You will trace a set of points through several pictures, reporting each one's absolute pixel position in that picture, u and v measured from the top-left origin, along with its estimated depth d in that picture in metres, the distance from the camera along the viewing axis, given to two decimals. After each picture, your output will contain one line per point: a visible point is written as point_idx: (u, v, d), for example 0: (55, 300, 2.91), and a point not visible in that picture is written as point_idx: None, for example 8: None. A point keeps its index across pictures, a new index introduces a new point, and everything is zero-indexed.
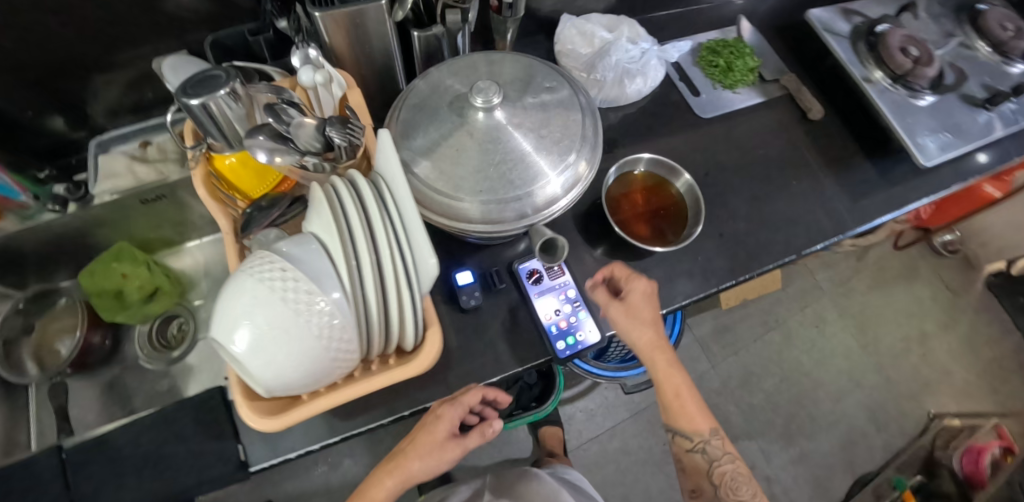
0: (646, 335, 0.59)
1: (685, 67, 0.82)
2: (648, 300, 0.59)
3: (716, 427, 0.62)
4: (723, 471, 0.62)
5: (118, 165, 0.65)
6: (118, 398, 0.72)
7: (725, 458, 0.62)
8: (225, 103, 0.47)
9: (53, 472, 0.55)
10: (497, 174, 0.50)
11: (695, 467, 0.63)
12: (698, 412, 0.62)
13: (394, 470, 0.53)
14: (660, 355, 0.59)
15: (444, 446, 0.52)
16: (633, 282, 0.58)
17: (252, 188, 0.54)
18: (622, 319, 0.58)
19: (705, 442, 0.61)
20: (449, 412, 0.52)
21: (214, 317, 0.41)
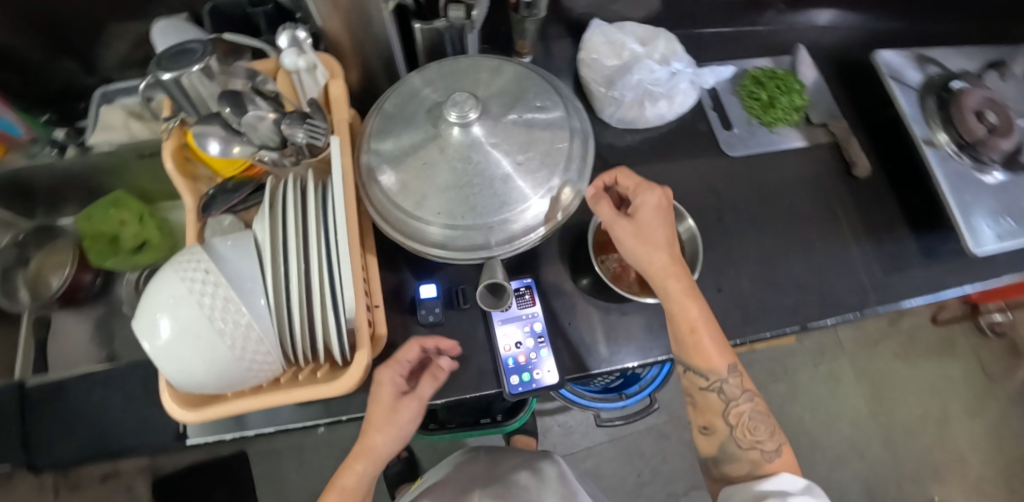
0: (658, 253, 0.49)
1: (722, 95, 0.74)
2: (661, 217, 0.50)
3: (735, 363, 0.50)
4: (740, 411, 0.51)
5: (117, 118, 0.65)
6: (96, 337, 0.75)
7: (745, 398, 0.51)
8: (198, 81, 0.46)
9: (10, 405, 0.58)
10: (461, 197, 0.46)
11: (708, 406, 0.52)
12: (716, 346, 0.50)
13: (359, 453, 0.49)
14: (676, 273, 0.48)
15: (397, 406, 0.48)
16: (646, 195, 0.50)
17: (223, 168, 0.53)
18: (630, 233, 0.49)
19: (722, 380, 0.50)
20: (387, 374, 0.48)
21: (138, 308, 0.40)
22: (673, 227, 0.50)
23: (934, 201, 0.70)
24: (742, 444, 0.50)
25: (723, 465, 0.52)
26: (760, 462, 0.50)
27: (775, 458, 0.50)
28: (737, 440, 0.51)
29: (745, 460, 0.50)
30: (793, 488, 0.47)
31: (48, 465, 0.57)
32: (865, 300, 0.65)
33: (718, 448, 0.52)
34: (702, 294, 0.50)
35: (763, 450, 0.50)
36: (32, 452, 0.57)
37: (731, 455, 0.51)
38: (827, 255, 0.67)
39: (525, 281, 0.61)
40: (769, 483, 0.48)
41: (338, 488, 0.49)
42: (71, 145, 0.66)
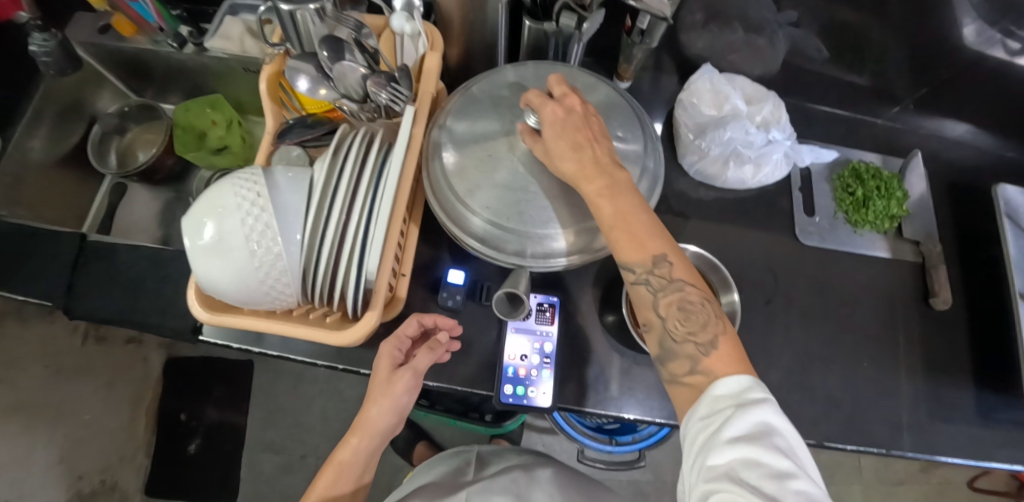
0: (564, 160, 0.42)
1: (815, 179, 0.70)
2: (565, 122, 0.43)
3: (667, 249, 0.41)
4: (670, 301, 0.41)
5: (235, 31, 0.69)
6: (161, 217, 0.81)
7: (674, 287, 0.41)
8: (310, 18, 0.48)
9: (71, 250, 0.64)
10: (511, 200, 0.46)
11: (640, 301, 0.43)
12: (644, 231, 0.41)
13: (357, 429, 0.51)
14: (592, 175, 0.41)
15: (391, 378, 0.49)
16: (543, 108, 0.44)
17: (308, 104, 0.55)
18: (545, 157, 0.43)
19: (647, 271, 0.41)
20: (383, 348, 0.50)
21: (192, 207, 0.43)
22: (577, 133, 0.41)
23: (1010, 361, 0.63)
24: (674, 339, 0.41)
25: (666, 366, 0.42)
26: (697, 357, 0.40)
27: (713, 352, 0.40)
28: (671, 333, 0.41)
29: (682, 356, 0.41)
30: (734, 398, 0.36)
31: (82, 316, 0.63)
32: (899, 438, 0.59)
33: (659, 347, 0.42)
34: (622, 176, 0.42)
35: (697, 343, 0.40)
36: (74, 297, 0.63)
37: (671, 351, 0.41)
38: (874, 380, 0.61)
39: (551, 298, 0.60)
40: (712, 394, 0.37)
41: (337, 461, 0.52)
42: (190, 44, 0.72)
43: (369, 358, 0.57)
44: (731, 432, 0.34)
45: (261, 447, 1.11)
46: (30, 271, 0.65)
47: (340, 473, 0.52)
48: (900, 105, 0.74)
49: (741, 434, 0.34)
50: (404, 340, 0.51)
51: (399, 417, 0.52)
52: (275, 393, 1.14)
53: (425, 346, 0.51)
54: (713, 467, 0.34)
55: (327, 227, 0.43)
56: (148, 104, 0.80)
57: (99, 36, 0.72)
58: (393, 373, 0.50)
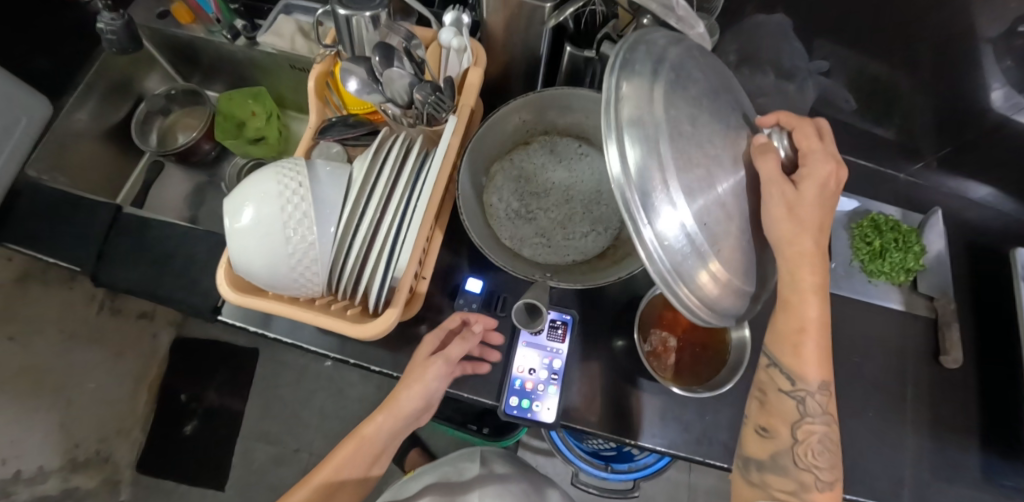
0: (806, 237, 0.40)
1: (834, 225, 0.70)
2: (823, 197, 0.40)
3: (827, 380, 0.44)
4: (811, 429, 0.45)
5: (287, 30, 0.72)
6: (192, 199, 0.84)
7: (823, 419, 0.45)
8: (365, 25, 0.51)
9: (105, 220, 0.67)
10: (690, 171, 0.37)
11: (778, 410, 0.46)
12: (819, 356, 0.44)
13: (384, 407, 0.53)
14: (816, 266, 0.41)
15: (424, 364, 0.51)
16: (819, 162, 0.40)
17: (351, 104, 0.58)
18: (790, 204, 0.39)
19: (808, 393, 0.45)
20: (427, 335, 0.53)
21: (235, 189, 0.45)
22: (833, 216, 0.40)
23: (1018, 428, 0.63)
24: (797, 462, 0.45)
25: (764, 473, 0.46)
26: (809, 485, 0.45)
27: (827, 489, 0.45)
28: (795, 455, 0.45)
29: (795, 478, 0.45)
30: None
31: (108, 285, 0.65)
32: (899, 494, 0.58)
33: (769, 455, 0.46)
34: (828, 289, 0.43)
35: (818, 476, 0.45)
36: (102, 265, 0.65)
37: (782, 468, 0.45)
38: (880, 432, 0.61)
39: (565, 316, 0.60)
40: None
41: (361, 434, 0.54)
42: (243, 37, 0.74)
43: (382, 355, 0.58)
44: None
45: (256, 435, 1.12)
46: (63, 237, 0.67)
47: (362, 444, 0.54)
48: (923, 162, 0.77)
49: None
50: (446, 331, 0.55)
51: (425, 404, 0.53)
52: (276, 383, 1.15)
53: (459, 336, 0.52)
54: None
55: (361, 223, 0.45)
56: (195, 90, 0.83)
57: (156, 20, 0.76)
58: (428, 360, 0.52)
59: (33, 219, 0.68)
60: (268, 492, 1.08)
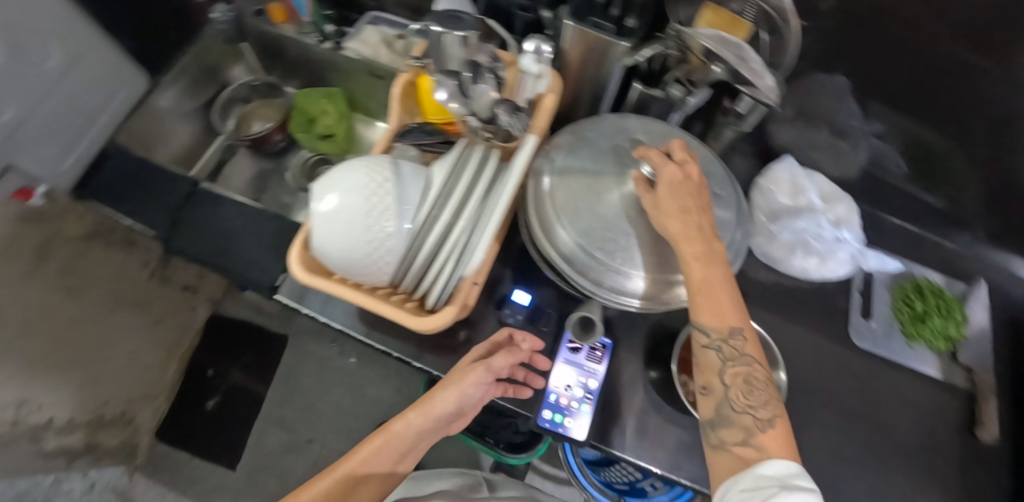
0: (675, 221, 0.48)
1: (876, 284, 0.71)
2: (679, 188, 0.49)
3: (743, 324, 0.48)
4: (737, 371, 0.48)
5: (373, 39, 0.77)
6: (257, 184, 0.89)
7: (743, 360, 0.47)
8: (454, 43, 0.56)
9: (183, 193, 0.71)
10: (604, 236, 0.52)
11: (706, 364, 0.49)
12: (730, 303, 0.48)
13: (417, 407, 0.53)
14: (694, 237, 0.48)
15: (467, 368, 0.53)
16: (662, 168, 0.51)
17: (429, 113, 0.62)
18: (655, 207, 0.50)
19: (722, 338, 0.47)
20: (476, 345, 0.56)
21: (323, 176, 0.48)
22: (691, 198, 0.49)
23: None
24: (733, 407, 0.46)
25: (717, 431, 0.47)
26: (753, 430, 0.45)
27: (770, 428, 0.45)
28: (730, 401, 0.47)
29: (737, 426, 0.46)
30: (785, 469, 0.42)
31: (177, 252, 0.69)
32: None
33: (714, 410, 0.48)
34: (720, 247, 0.49)
35: (756, 417, 0.46)
36: (175, 234, 0.69)
37: (725, 418, 0.47)
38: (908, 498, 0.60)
39: (604, 340, 0.62)
40: (758, 472, 0.42)
41: (390, 429, 0.53)
42: (330, 42, 0.79)
43: (424, 352, 0.61)
44: (763, 470, 0.42)
45: (273, 420, 1.14)
46: (143, 204, 0.72)
47: (389, 439, 0.53)
48: (970, 233, 0.77)
49: (774, 471, 0.42)
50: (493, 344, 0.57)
51: (457, 410, 0.54)
52: (299, 372, 1.17)
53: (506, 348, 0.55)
54: (747, 489, 0.41)
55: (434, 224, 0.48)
56: (273, 83, 0.89)
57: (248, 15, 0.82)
58: (468, 366, 0.53)
59: (116, 183, 0.74)
60: (277, 478, 1.10)
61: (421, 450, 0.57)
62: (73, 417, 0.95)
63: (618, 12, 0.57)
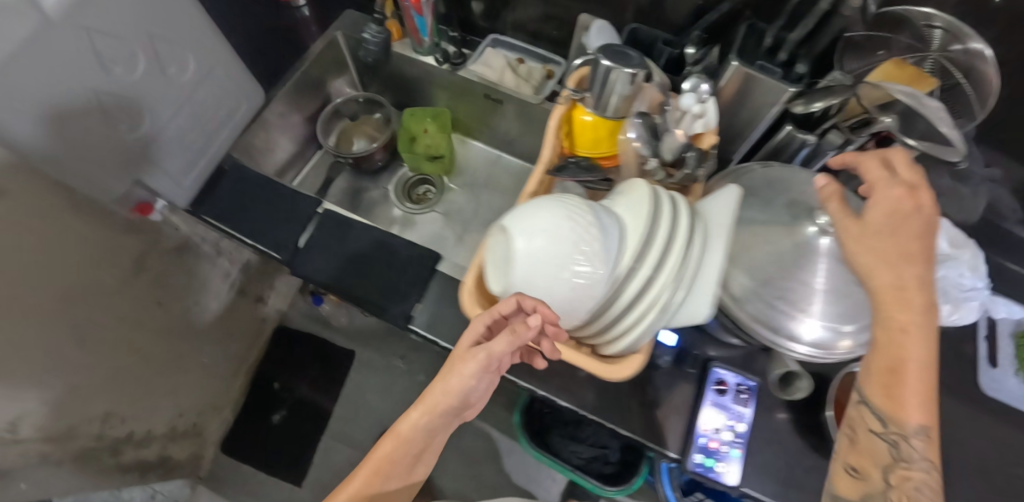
0: (884, 271, 0.41)
1: (1000, 331, 0.71)
2: (898, 221, 0.42)
3: (929, 425, 0.40)
4: (907, 475, 0.40)
5: (497, 62, 0.76)
6: (357, 202, 0.88)
7: (925, 467, 0.40)
8: (621, 80, 0.56)
9: (307, 215, 0.70)
10: (779, 285, 0.54)
11: (868, 448, 0.43)
12: (924, 394, 0.40)
13: (417, 403, 0.48)
14: (906, 302, 0.40)
15: (465, 355, 0.46)
16: (881, 190, 0.43)
17: (581, 146, 0.62)
18: (856, 241, 0.43)
19: (901, 433, 0.41)
20: (474, 320, 0.47)
21: (516, 212, 0.48)
22: (916, 242, 0.40)
23: None
24: None
25: None
26: None
27: None
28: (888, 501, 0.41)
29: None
30: None
31: (301, 274, 0.67)
32: None
33: (859, 497, 0.42)
34: (937, 326, 0.41)
35: None
36: (299, 255, 0.68)
37: None
38: None
39: (749, 381, 0.61)
40: None
41: (396, 434, 0.48)
42: (449, 63, 0.79)
43: None
44: None
45: (342, 436, 1.12)
46: (262, 222, 0.70)
47: (397, 446, 0.48)
48: None
49: None
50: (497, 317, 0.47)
51: (462, 401, 0.48)
52: (366, 387, 1.15)
53: (507, 328, 0.44)
54: None
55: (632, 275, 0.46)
56: (375, 98, 0.88)
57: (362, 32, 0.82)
58: (469, 352, 0.46)
59: (235, 200, 0.71)
60: None
61: (441, 440, 0.53)
62: (150, 429, 0.93)
63: (787, 56, 0.57)
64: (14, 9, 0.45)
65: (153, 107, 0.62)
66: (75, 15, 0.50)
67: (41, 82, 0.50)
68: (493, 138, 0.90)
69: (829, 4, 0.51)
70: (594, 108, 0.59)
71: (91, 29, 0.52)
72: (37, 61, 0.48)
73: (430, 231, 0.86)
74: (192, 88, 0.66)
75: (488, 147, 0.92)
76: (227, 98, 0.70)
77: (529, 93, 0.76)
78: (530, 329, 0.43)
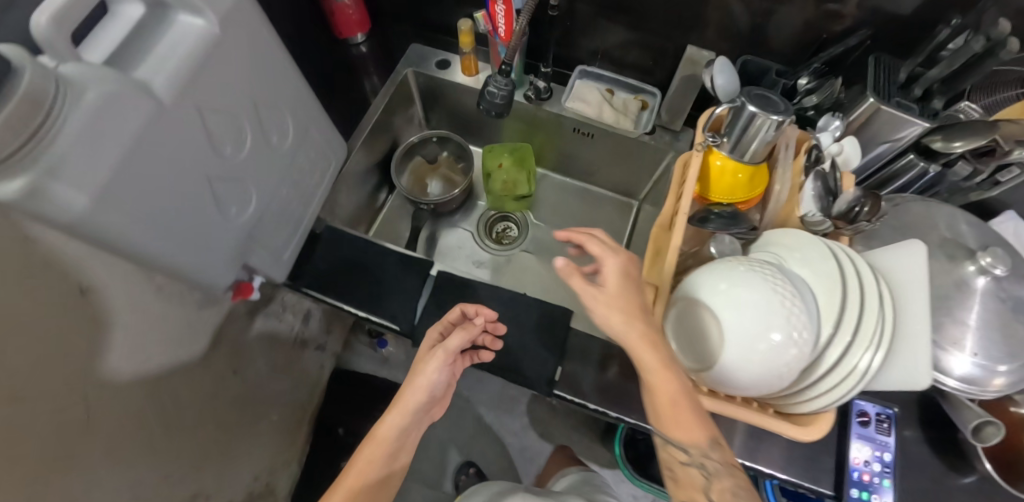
0: (631, 325, 0.46)
1: None
2: (630, 282, 0.48)
3: (715, 434, 0.44)
4: (722, 486, 0.43)
5: (591, 96, 0.75)
6: (436, 246, 0.84)
7: (727, 473, 0.43)
8: (767, 126, 0.54)
9: (419, 279, 0.66)
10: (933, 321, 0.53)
11: (687, 480, 0.45)
12: (698, 413, 0.44)
13: (392, 407, 0.54)
14: (651, 345, 0.45)
15: (427, 354, 0.55)
16: (608, 261, 0.49)
17: (716, 193, 0.60)
18: (605, 307, 0.47)
19: (701, 454, 0.44)
20: (429, 330, 0.58)
21: (704, 283, 0.50)
22: (640, 299, 0.47)
23: None
24: None
25: None
26: None
27: None
28: None
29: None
30: None
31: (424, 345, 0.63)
32: None
33: None
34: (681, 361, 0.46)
35: None
36: (419, 324, 0.64)
37: None
38: None
39: (888, 410, 0.63)
40: None
41: (374, 438, 0.53)
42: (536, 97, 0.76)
43: None
44: None
45: (416, 476, 1.10)
46: (370, 290, 0.66)
47: (377, 451, 0.52)
48: None
49: None
50: (447, 325, 0.59)
51: (431, 397, 0.55)
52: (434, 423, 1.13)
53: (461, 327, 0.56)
54: None
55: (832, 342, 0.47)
56: (448, 135, 0.84)
57: (437, 69, 0.79)
58: (430, 353, 0.55)
59: (335, 267, 0.66)
60: None
61: (412, 447, 0.56)
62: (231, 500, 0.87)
63: (921, 92, 0.58)
64: (124, 97, 0.39)
65: (258, 182, 0.55)
66: (185, 93, 0.44)
67: (157, 176, 0.43)
68: (568, 168, 0.87)
69: (982, 46, 0.51)
70: (730, 153, 0.58)
71: (201, 107, 0.46)
72: (151, 152, 0.42)
73: (519, 272, 0.82)
74: (291, 155, 0.59)
75: (564, 179, 0.89)
76: (318, 158, 0.65)
77: (628, 126, 0.75)
78: (478, 322, 0.57)
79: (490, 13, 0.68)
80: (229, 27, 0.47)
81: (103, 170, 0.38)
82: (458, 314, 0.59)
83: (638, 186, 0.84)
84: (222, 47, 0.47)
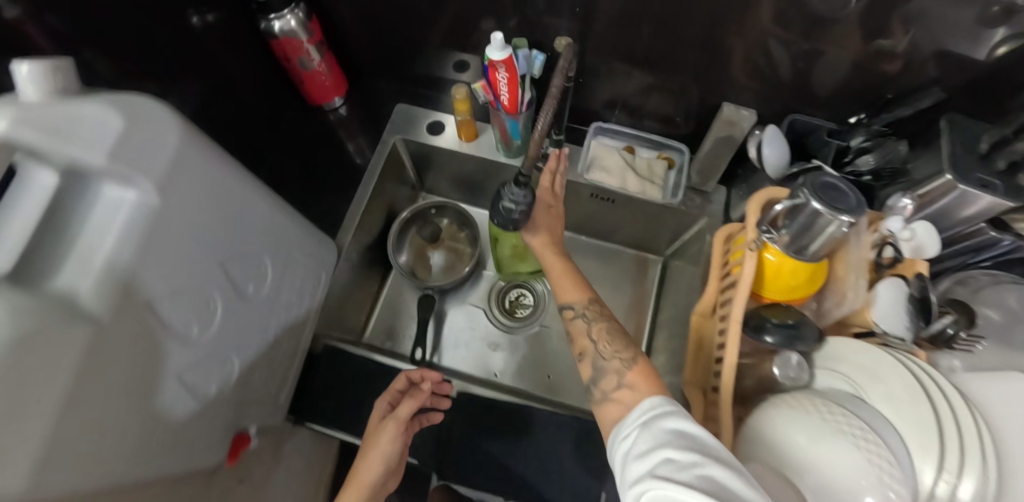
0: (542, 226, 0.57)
1: None
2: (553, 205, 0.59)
3: (597, 295, 0.52)
4: (601, 329, 0.49)
5: (612, 162, 0.67)
6: (447, 327, 0.76)
7: (603, 317, 0.50)
8: (834, 224, 0.46)
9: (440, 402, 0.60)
10: None
11: (577, 333, 0.51)
12: (582, 278, 0.54)
13: (347, 486, 0.49)
14: (552, 235, 0.57)
15: (377, 429, 0.50)
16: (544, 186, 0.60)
17: (769, 289, 0.53)
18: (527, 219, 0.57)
19: (584, 306, 0.51)
20: (375, 405, 0.53)
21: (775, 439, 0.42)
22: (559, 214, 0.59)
23: None
24: (604, 356, 0.47)
25: (597, 384, 0.46)
26: (622, 371, 0.45)
27: (634, 366, 0.45)
28: (601, 354, 0.47)
29: (611, 372, 0.46)
30: None
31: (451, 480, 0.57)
32: None
33: (591, 371, 0.47)
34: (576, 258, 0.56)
35: (622, 359, 0.46)
36: (442, 454, 0.57)
37: (600, 371, 0.46)
38: None
39: None
40: (659, 426, 0.37)
41: None
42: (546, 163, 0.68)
43: None
44: None
45: None
46: None
47: None
48: None
49: None
50: (395, 394, 0.54)
51: (387, 474, 0.50)
52: None
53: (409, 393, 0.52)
54: None
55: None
56: (447, 205, 0.76)
57: (427, 134, 0.71)
58: (381, 424, 0.51)
59: (342, 396, 0.59)
60: None
61: None
62: None
63: (1008, 165, 0.48)
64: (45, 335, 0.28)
65: (238, 346, 0.45)
66: (127, 290, 0.33)
67: (107, 405, 0.32)
68: (586, 226, 0.78)
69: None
70: (787, 248, 0.50)
71: (152, 301, 0.35)
72: (95, 386, 0.31)
73: (541, 350, 0.75)
74: (270, 299, 0.49)
75: (582, 237, 0.80)
76: (308, 276, 0.55)
77: (656, 196, 0.67)
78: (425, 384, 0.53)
79: (490, 81, 0.58)
80: (174, 185, 0.36)
81: (37, 442, 0.27)
82: (404, 382, 0.55)
83: (664, 244, 0.75)
84: (167, 214, 0.36)
